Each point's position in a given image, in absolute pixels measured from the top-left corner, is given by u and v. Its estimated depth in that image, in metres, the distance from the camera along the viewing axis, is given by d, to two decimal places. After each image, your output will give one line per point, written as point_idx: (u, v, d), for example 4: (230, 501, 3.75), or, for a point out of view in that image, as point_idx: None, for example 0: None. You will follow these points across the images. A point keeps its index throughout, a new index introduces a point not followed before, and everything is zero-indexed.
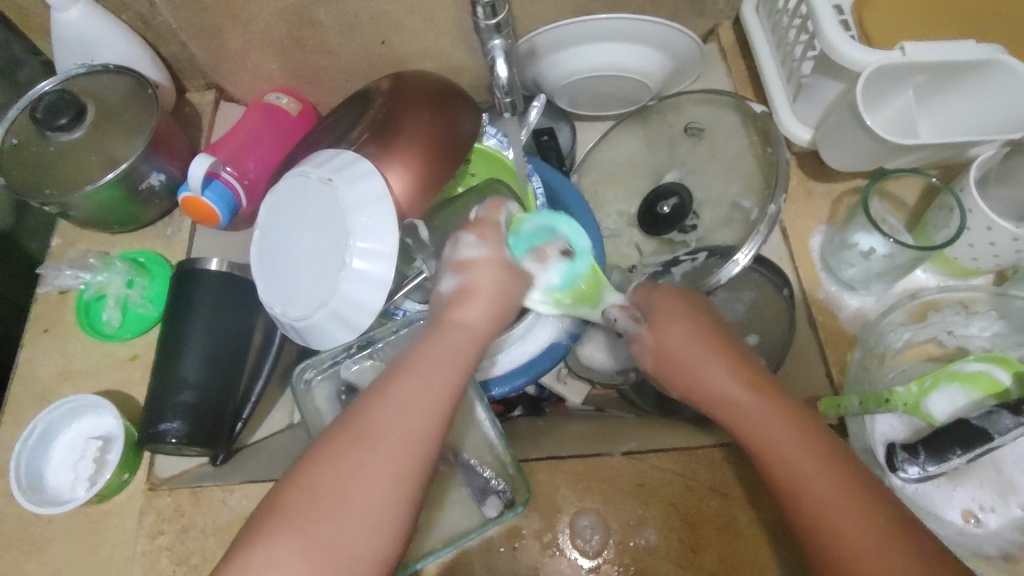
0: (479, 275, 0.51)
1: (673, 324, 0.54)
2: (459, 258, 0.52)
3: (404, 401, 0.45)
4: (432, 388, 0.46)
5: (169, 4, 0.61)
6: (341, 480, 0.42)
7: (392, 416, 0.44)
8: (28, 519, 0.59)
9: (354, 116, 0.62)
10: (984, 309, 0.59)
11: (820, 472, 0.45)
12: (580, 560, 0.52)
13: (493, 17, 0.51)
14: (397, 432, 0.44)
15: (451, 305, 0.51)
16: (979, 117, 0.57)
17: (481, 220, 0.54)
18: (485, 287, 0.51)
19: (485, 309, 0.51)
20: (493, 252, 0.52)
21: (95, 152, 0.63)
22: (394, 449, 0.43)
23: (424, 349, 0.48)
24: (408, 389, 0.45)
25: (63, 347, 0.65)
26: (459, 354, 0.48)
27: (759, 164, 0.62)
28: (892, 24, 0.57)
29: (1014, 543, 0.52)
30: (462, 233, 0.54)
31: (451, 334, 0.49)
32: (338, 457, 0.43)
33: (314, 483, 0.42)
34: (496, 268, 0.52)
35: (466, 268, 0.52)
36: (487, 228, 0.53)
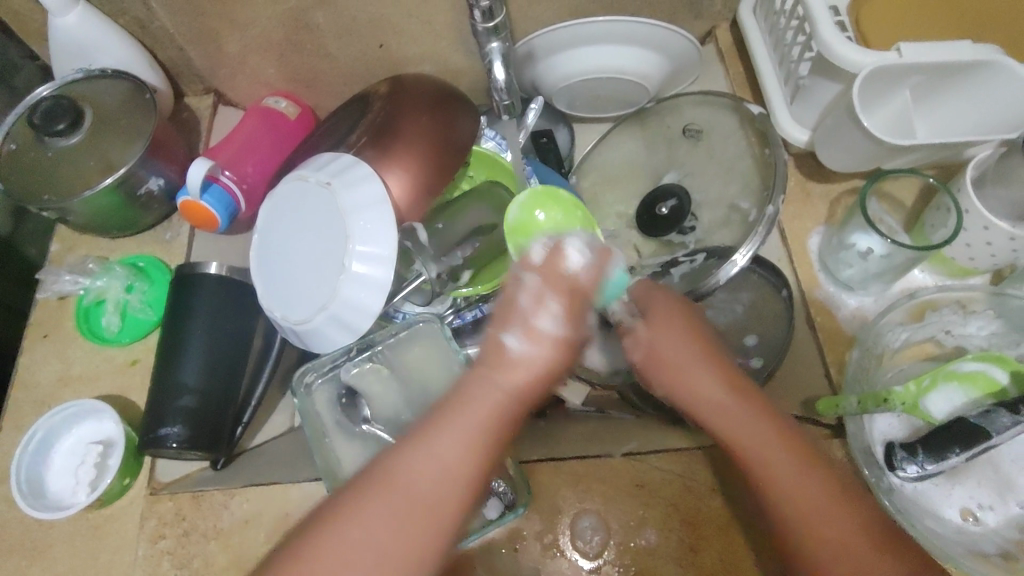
0: (543, 356, 0.46)
1: (662, 327, 0.52)
2: (534, 326, 0.46)
3: (434, 464, 0.43)
4: (465, 450, 0.44)
5: (167, 8, 0.61)
6: (367, 542, 0.41)
7: (423, 480, 0.43)
8: (29, 525, 0.59)
9: (353, 119, 0.62)
10: (981, 309, 0.60)
11: (843, 525, 0.45)
12: (582, 560, 0.52)
13: (491, 20, 0.51)
14: (428, 496, 0.42)
15: (499, 367, 0.46)
16: (975, 116, 0.57)
17: (572, 280, 0.48)
18: (543, 362, 0.46)
19: (537, 380, 0.47)
20: (560, 334, 0.47)
21: (93, 157, 0.62)
22: (421, 513, 0.42)
23: (460, 409, 0.45)
24: (439, 453, 0.43)
25: (63, 353, 0.65)
26: (494, 416, 0.45)
27: (756, 166, 0.62)
28: (888, 23, 0.58)
29: (1012, 541, 0.52)
30: (548, 290, 0.48)
31: (491, 395, 0.45)
32: (364, 519, 0.42)
33: (336, 542, 0.41)
34: (557, 348, 0.47)
35: (534, 339, 0.46)
36: (576, 303, 0.48)
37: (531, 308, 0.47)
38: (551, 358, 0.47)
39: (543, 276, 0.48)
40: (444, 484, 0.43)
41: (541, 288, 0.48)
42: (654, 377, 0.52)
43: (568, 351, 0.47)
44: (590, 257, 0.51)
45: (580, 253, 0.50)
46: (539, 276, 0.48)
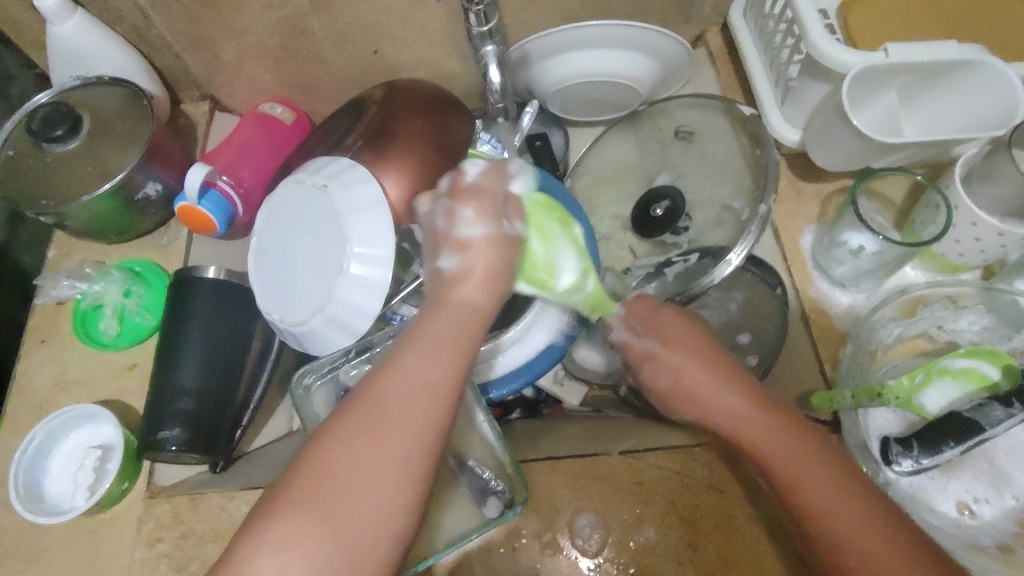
0: (473, 256, 0.45)
1: (675, 360, 0.57)
2: (457, 236, 0.46)
3: (410, 381, 0.42)
4: (438, 364, 0.43)
5: (164, 16, 0.61)
6: (350, 466, 0.40)
7: (397, 399, 0.41)
8: (26, 530, 0.58)
9: (350, 123, 0.63)
10: (972, 304, 0.60)
11: (839, 491, 0.47)
12: (581, 560, 0.52)
13: (486, 24, 0.52)
14: (403, 415, 0.41)
15: (450, 283, 0.45)
16: (962, 115, 0.58)
17: (476, 189, 0.47)
18: (481, 269, 0.45)
19: (487, 285, 0.45)
20: (492, 229, 0.46)
21: (89, 163, 0.64)
22: (404, 437, 0.41)
23: (429, 327, 0.44)
24: (415, 372, 0.42)
25: (60, 358, 0.65)
26: (460, 331, 0.44)
27: (749, 165, 0.63)
28: (876, 26, 0.59)
29: (1008, 533, 0.53)
30: (457, 204, 0.47)
31: (454, 309, 0.44)
32: (346, 443, 0.40)
33: (324, 467, 0.40)
34: (487, 248, 0.45)
35: (461, 247, 0.46)
36: (490, 207, 0.47)
37: (453, 223, 0.46)
38: (490, 259, 0.46)
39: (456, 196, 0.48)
40: (420, 401, 0.41)
41: (449, 203, 0.48)
42: (681, 404, 0.56)
43: (506, 249, 0.46)
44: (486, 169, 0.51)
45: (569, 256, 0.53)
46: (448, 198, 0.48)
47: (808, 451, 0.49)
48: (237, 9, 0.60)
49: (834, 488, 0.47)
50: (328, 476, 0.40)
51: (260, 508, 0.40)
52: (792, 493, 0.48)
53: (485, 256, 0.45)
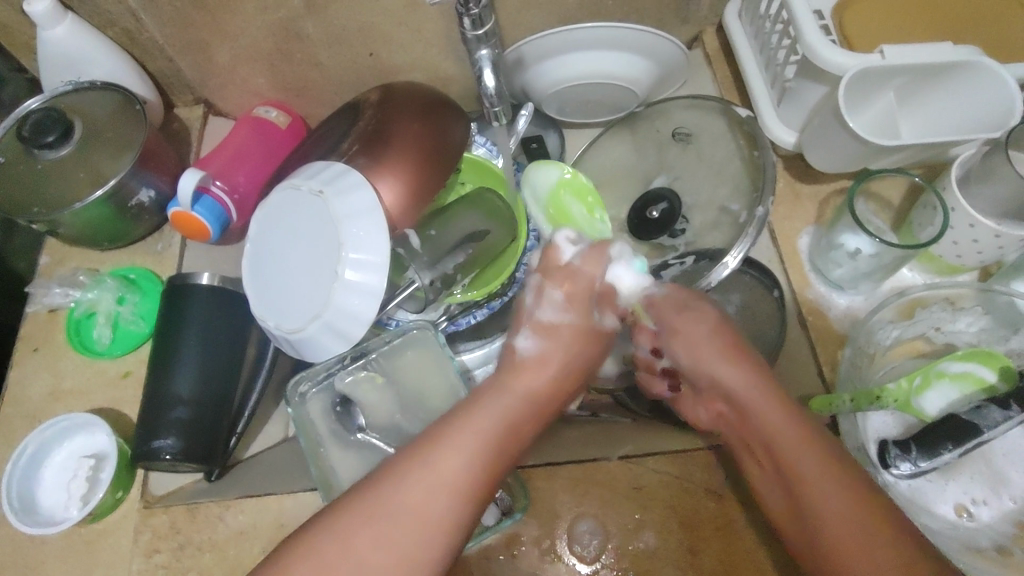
0: (552, 347, 0.54)
1: (675, 327, 0.55)
2: (541, 319, 0.55)
3: (462, 446, 0.46)
4: (487, 441, 0.47)
5: (156, 20, 0.61)
6: (389, 513, 0.43)
7: (444, 466, 0.44)
8: (19, 542, 0.58)
9: (345, 126, 0.62)
10: (970, 305, 0.60)
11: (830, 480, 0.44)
12: (579, 565, 0.52)
13: (480, 28, 0.51)
14: (445, 482, 0.44)
15: (513, 367, 0.53)
16: (959, 116, 0.58)
17: (569, 270, 0.56)
18: (557, 358, 0.54)
19: (552, 378, 0.53)
20: (574, 318, 0.55)
21: (81, 168, 0.62)
22: (445, 498, 0.44)
23: (483, 406, 0.49)
24: (467, 439, 0.46)
25: (54, 366, 0.65)
26: (515, 414, 0.49)
27: (746, 167, 0.63)
28: (872, 27, 0.59)
29: (1006, 535, 0.53)
30: (546, 284, 0.56)
31: (511, 396, 0.50)
32: (390, 491, 0.43)
33: (363, 513, 0.42)
34: (568, 336, 0.55)
35: (542, 334, 0.54)
36: (582, 297, 0.56)
37: (537, 305, 0.55)
38: (565, 354, 0.54)
39: (543, 273, 0.57)
40: (470, 467, 0.45)
41: (538, 282, 0.57)
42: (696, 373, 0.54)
43: (579, 343, 0.55)
44: (582, 248, 0.57)
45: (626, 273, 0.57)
46: (539, 274, 0.57)
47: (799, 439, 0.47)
48: (230, 11, 0.59)
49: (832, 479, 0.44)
50: (366, 520, 0.42)
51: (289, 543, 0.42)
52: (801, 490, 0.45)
53: (561, 347, 0.54)
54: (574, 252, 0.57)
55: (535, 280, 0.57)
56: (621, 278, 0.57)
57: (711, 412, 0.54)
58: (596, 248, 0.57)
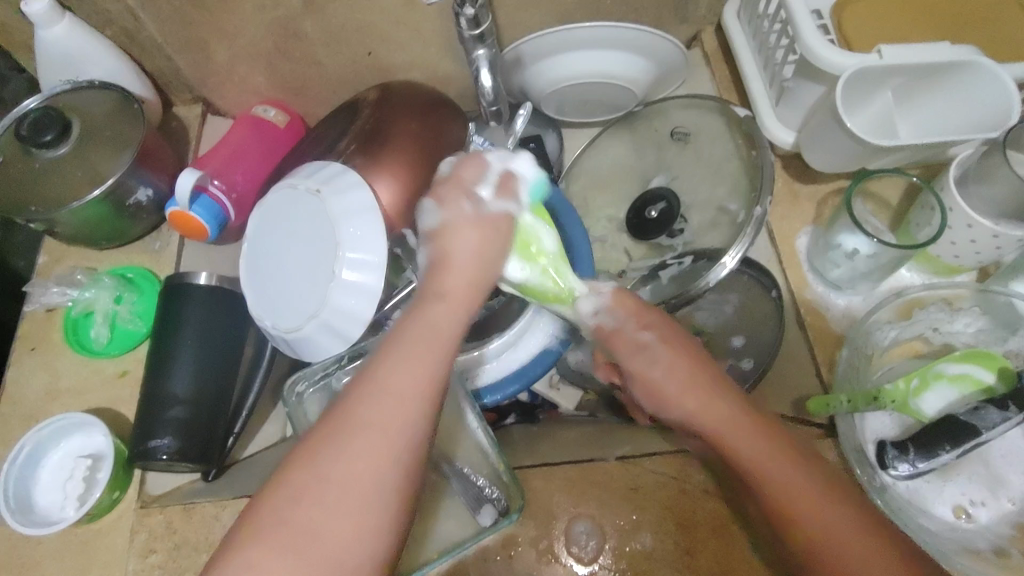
0: (451, 241, 0.49)
1: (654, 365, 0.54)
2: (428, 227, 0.51)
3: (397, 386, 0.42)
4: (419, 367, 0.43)
5: (154, 18, 0.61)
6: (333, 474, 0.39)
7: (376, 402, 0.41)
8: (16, 542, 0.58)
9: (343, 126, 0.62)
10: (968, 306, 0.60)
11: (805, 482, 0.48)
12: (577, 566, 0.52)
13: (477, 28, 0.51)
14: (381, 419, 0.41)
15: (426, 286, 0.48)
16: (957, 116, 0.58)
17: (453, 179, 0.51)
18: (459, 252, 0.49)
19: (467, 277, 0.48)
20: (461, 212, 0.50)
21: (80, 168, 0.63)
22: (383, 436, 0.40)
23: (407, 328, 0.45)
24: (393, 376, 0.42)
25: (51, 366, 0.65)
26: (444, 328, 0.45)
27: (744, 167, 0.62)
28: (871, 26, 0.59)
29: (1004, 537, 0.53)
30: (433, 195, 0.52)
31: (433, 308, 0.46)
32: (322, 454, 0.40)
33: (304, 476, 0.40)
34: (466, 240, 0.49)
35: (435, 237, 0.50)
36: (453, 187, 0.51)
37: (423, 217, 0.52)
38: (469, 244, 0.49)
39: (433, 189, 0.53)
40: (405, 404, 0.41)
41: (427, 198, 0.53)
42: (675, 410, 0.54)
43: (487, 235, 0.49)
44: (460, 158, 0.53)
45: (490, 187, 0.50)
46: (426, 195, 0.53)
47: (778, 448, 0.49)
48: (228, 10, 0.59)
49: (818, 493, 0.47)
50: (313, 490, 0.39)
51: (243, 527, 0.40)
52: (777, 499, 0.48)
53: (457, 236, 0.49)
54: (447, 166, 0.53)
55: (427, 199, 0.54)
56: (521, 166, 0.52)
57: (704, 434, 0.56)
58: (469, 157, 0.53)
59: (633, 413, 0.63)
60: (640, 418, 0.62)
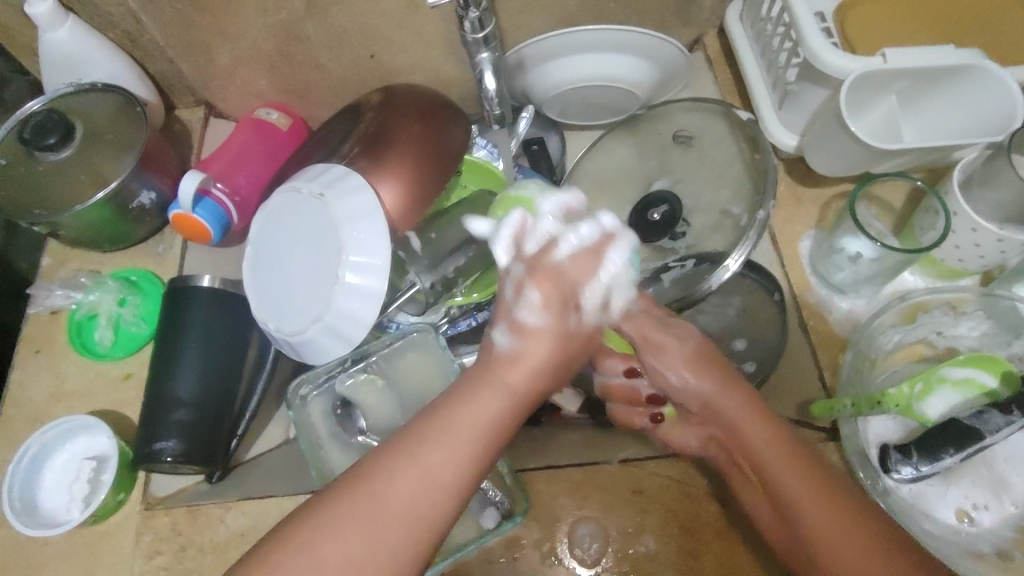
0: (529, 347, 0.48)
1: (664, 358, 0.56)
2: (519, 319, 0.49)
3: (434, 467, 0.42)
4: (464, 447, 0.43)
5: (158, 21, 0.61)
6: (360, 534, 0.40)
7: (416, 475, 0.42)
8: (21, 543, 0.58)
9: (346, 129, 0.62)
10: (972, 310, 0.60)
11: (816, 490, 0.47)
12: (579, 568, 0.52)
13: (481, 31, 0.51)
14: (416, 491, 0.42)
15: (494, 363, 0.48)
16: (961, 119, 0.58)
17: (553, 269, 0.49)
18: (533, 357, 0.48)
19: (529, 378, 0.48)
20: (549, 322, 0.49)
21: (83, 170, 0.63)
22: (416, 505, 0.42)
23: (466, 403, 0.45)
24: (443, 451, 0.43)
25: (55, 368, 0.65)
26: (499, 416, 0.46)
27: (748, 170, 0.62)
28: (873, 30, 0.59)
29: (1008, 540, 0.53)
30: (529, 279, 0.49)
31: (492, 392, 0.46)
32: (345, 517, 0.41)
33: (325, 520, 0.40)
34: (547, 340, 0.49)
35: (520, 334, 0.48)
36: (561, 294, 0.49)
37: (514, 303, 0.49)
38: (542, 357, 0.48)
39: (527, 269, 0.50)
40: (443, 492, 0.42)
41: (519, 279, 0.50)
42: (686, 400, 0.56)
43: (558, 347, 0.49)
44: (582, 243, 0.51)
45: (599, 291, 0.50)
46: (524, 265, 0.50)
47: (788, 455, 0.49)
48: (231, 13, 0.59)
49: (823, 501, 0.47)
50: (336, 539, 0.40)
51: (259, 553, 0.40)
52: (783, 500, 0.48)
53: (540, 347, 0.48)
54: (570, 240, 0.51)
55: (513, 275, 0.51)
56: (617, 270, 0.51)
57: (701, 437, 0.57)
58: (596, 241, 0.51)
59: (636, 415, 0.62)
60: (643, 419, 0.61)
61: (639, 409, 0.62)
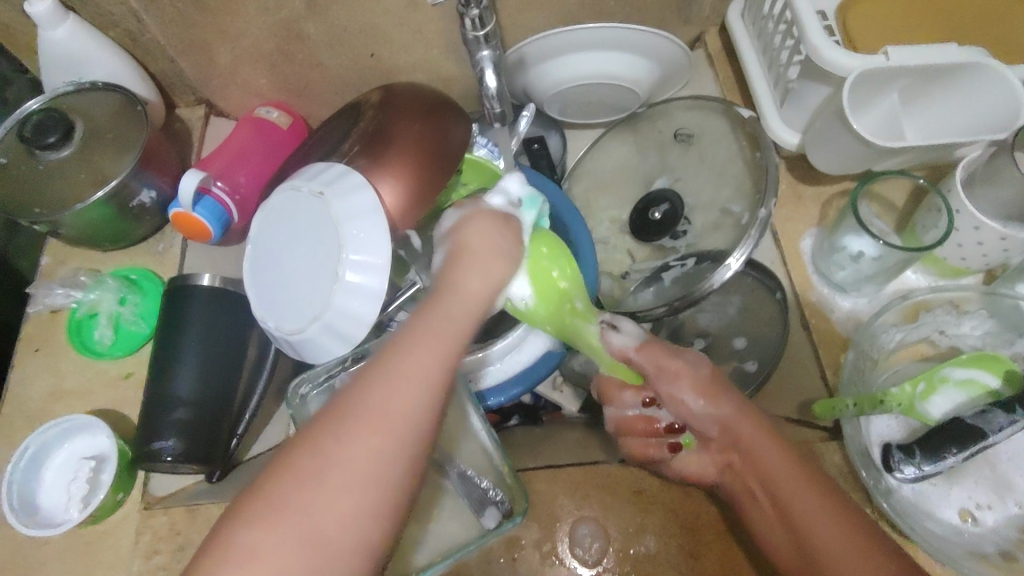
0: (471, 240, 0.47)
1: (677, 386, 0.55)
2: (446, 226, 0.49)
3: (396, 371, 0.41)
4: (427, 355, 0.42)
5: (158, 20, 0.61)
6: (334, 462, 0.39)
7: (384, 392, 0.40)
8: (20, 543, 0.58)
9: (347, 126, 0.62)
10: (975, 309, 0.60)
11: (827, 508, 0.48)
12: (580, 568, 0.52)
13: (481, 29, 0.50)
14: (393, 413, 0.40)
15: (442, 276, 0.46)
16: (963, 117, 0.57)
17: (478, 199, 0.50)
18: (478, 261, 0.46)
19: (483, 272, 0.46)
20: (479, 210, 0.49)
21: (84, 169, 0.63)
22: (387, 425, 0.40)
23: (421, 318, 0.43)
24: (404, 361, 0.41)
25: (55, 367, 0.65)
26: (448, 321, 0.44)
27: (749, 169, 0.62)
28: (874, 28, 0.58)
29: (1011, 540, 0.52)
30: (464, 208, 0.50)
31: (445, 302, 0.44)
32: (325, 442, 0.39)
33: (302, 463, 0.39)
34: (490, 247, 0.47)
35: (457, 239, 0.47)
36: (478, 203, 0.50)
37: (443, 223, 0.50)
38: (487, 249, 0.47)
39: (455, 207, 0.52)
40: (414, 395, 0.41)
41: (451, 210, 0.51)
42: (705, 426, 0.56)
43: (507, 241, 0.48)
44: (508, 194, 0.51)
45: (500, 197, 0.50)
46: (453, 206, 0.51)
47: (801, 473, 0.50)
48: (231, 11, 0.59)
49: (819, 495, 0.48)
50: (325, 456, 0.39)
51: (239, 509, 0.39)
52: (786, 502, 0.49)
53: (480, 237, 0.47)
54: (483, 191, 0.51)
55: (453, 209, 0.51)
56: (513, 183, 0.52)
57: (718, 465, 0.56)
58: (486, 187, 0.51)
59: (650, 446, 0.58)
60: (660, 450, 0.57)
61: (655, 439, 0.58)
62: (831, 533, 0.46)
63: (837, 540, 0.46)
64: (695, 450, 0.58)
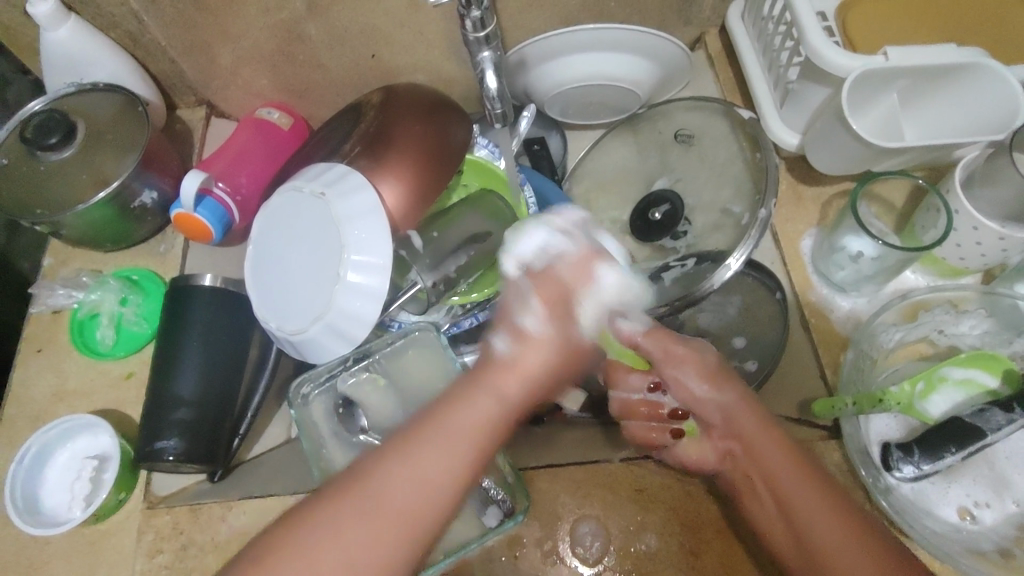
0: (525, 353, 0.47)
1: (683, 371, 0.54)
2: (518, 325, 0.48)
3: (425, 469, 0.43)
4: (457, 455, 0.43)
5: (159, 21, 0.61)
6: (348, 535, 0.40)
7: (410, 489, 0.42)
8: (24, 543, 0.58)
9: (348, 127, 0.62)
10: (973, 308, 0.60)
11: (823, 505, 0.47)
12: (581, 567, 0.52)
13: (482, 30, 0.51)
14: (412, 504, 0.42)
15: (488, 368, 0.47)
16: (962, 118, 0.58)
17: (558, 280, 0.49)
18: (530, 364, 0.47)
19: (523, 386, 0.47)
20: (552, 334, 0.48)
21: (85, 170, 0.62)
22: (404, 518, 0.41)
23: (458, 410, 0.45)
24: (436, 463, 0.43)
25: (57, 367, 0.65)
26: (484, 425, 0.45)
27: (749, 170, 0.62)
28: (873, 28, 0.59)
29: (1009, 538, 0.53)
30: (534, 289, 0.49)
31: (481, 400, 0.46)
32: (344, 514, 0.41)
33: (315, 525, 0.40)
34: (548, 352, 0.48)
35: (521, 338, 0.48)
36: (563, 308, 0.49)
37: (518, 309, 0.49)
38: (539, 363, 0.48)
39: (533, 280, 0.50)
40: (435, 493, 0.42)
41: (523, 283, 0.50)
42: (710, 414, 0.54)
43: (561, 359, 0.49)
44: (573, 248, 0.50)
45: (597, 309, 0.50)
46: (530, 278, 0.50)
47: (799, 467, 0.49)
48: (233, 13, 0.59)
49: (818, 496, 0.47)
50: (337, 527, 0.40)
51: (255, 554, 0.40)
52: (785, 501, 0.48)
53: (538, 359, 0.47)
54: (561, 248, 0.50)
55: (515, 280, 0.51)
56: (611, 289, 0.50)
57: (719, 452, 0.54)
58: (585, 254, 0.50)
59: (652, 431, 0.57)
60: (662, 436, 0.56)
61: (657, 424, 0.57)
62: (834, 531, 0.45)
63: (838, 539, 0.45)
64: (697, 438, 0.55)
